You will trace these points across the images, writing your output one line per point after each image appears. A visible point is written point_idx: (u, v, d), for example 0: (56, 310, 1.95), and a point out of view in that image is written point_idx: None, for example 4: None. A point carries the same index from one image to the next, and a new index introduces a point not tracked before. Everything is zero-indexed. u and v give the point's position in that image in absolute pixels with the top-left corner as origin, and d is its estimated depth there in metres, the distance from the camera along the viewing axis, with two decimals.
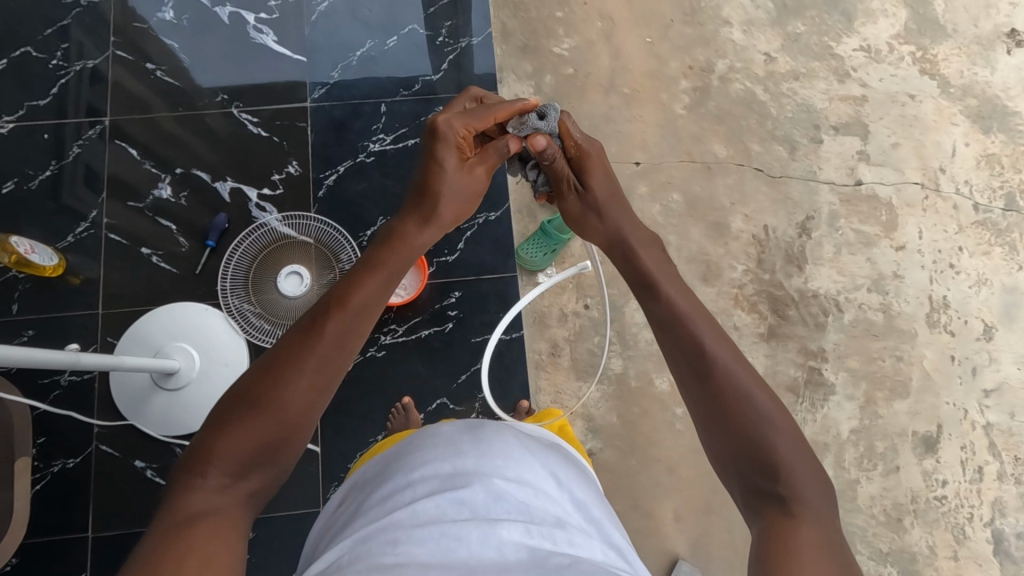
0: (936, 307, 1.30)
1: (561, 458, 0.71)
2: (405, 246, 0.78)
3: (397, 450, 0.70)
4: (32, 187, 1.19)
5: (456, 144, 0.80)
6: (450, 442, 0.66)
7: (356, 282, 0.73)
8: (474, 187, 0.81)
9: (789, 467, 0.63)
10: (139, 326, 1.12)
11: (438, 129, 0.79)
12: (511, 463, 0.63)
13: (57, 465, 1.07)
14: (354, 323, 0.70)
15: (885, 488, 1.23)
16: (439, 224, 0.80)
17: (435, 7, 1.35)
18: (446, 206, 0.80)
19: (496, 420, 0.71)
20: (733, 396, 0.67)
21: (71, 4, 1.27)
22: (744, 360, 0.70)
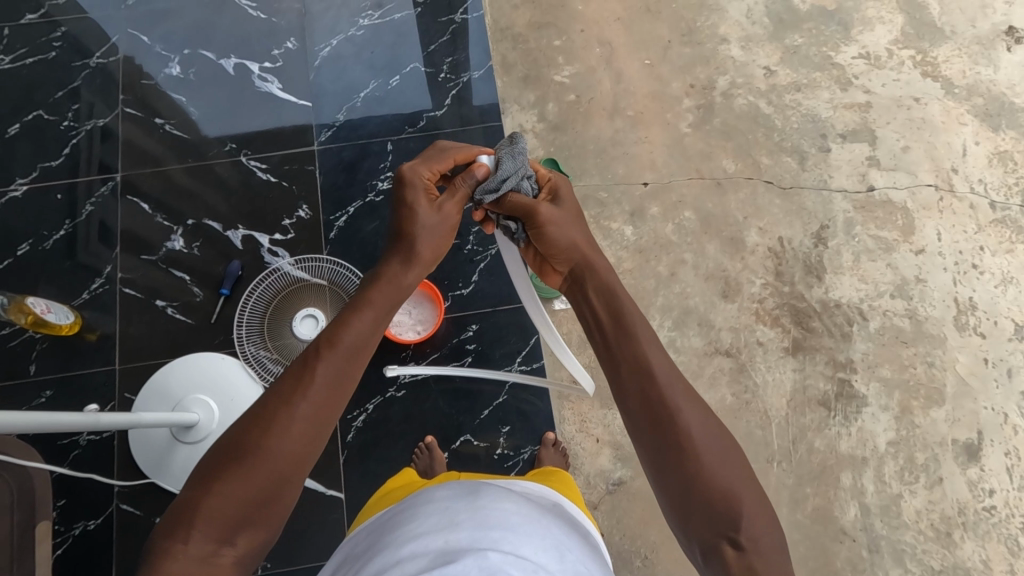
0: (963, 309, 1.27)
1: (562, 522, 0.62)
2: (392, 285, 0.73)
3: (387, 519, 0.62)
4: (47, 247, 1.19)
5: (423, 186, 0.76)
6: (443, 511, 0.57)
7: (345, 318, 0.69)
8: (450, 223, 0.77)
9: (747, 512, 0.61)
10: (156, 380, 1.11)
11: (405, 176, 0.76)
12: (509, 533, 0.53)
13: (78, 528, 1.05)
14: (342, 366, 0.66)
15: (931, 502, 1.18)
16: (424, 259, 0.75)
17: (435, 45, 1.36)
18: (428, 243, 0.75)
19: (493, 488, 0.63)
20: (682, 430, 0.64)
21: (81, 66, 1.30)
22: (697, 399, 0.67)
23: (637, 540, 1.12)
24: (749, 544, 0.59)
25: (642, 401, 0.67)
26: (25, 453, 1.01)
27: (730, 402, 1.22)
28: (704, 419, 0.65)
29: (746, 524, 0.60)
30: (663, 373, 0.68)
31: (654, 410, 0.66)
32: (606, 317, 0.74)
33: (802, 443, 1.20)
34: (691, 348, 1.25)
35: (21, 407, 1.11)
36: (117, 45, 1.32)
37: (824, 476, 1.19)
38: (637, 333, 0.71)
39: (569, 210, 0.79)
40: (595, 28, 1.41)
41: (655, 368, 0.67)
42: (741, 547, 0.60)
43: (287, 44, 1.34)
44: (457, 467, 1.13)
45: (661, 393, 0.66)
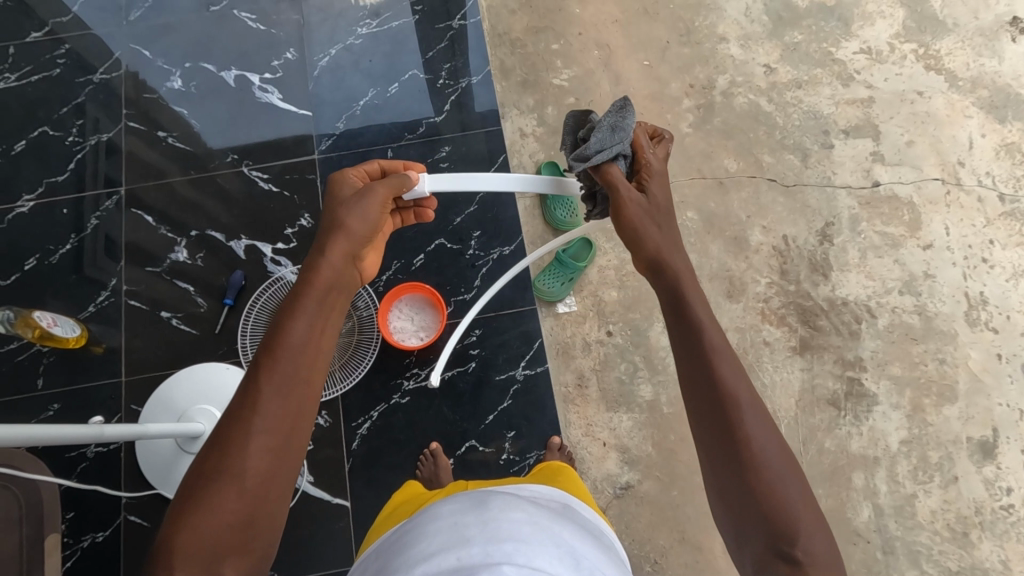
0: (974, 304, 1.25)
1: (575, 525, 0.61)
2: (319, 275, 0.68)
3: (398, 536, 0.61)
4: (53, 262, 1.21)
5: (353, 183, 0.78)
6: (453, 527, 0.56)
7: (283, 319, 0.65)
8: (376, 198, 0.75)
9: (804, 529, 0.59)
10: (161, 391, 1.11)
11: (337, 180, 0.78)
12: (522, 545, 0.52)
13: (86, 540, 1.06)
14: (291, 364, 0.63)
15: (946, 501, 1.15)
16: (356, 236, 0.72)
17: (433, 51, 1.37)
18: (358, 223, 0.72)
19: (501, 494, 0.62)
20: (747, 441, 0.61)
21: (84, 82, 1.31)
22: (768, 416, 0.63)
23: (646, 545, 1.11)
24: (807, 559, 0.58)
25: (707, 405, 0.64)
26: (34, 468, 1.01)
27: None
28: (765, 427, 0.63)
29: (804, 542, 0.59)
30: (735, 381, 0.64)
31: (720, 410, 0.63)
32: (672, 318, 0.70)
33: (812, 444, 1.19)
34: None
35: (28, 421, 1.12)
36: (120, 60, 1.34)
37: (835, 477, 1.17)
38: (710, 335, 0.66)
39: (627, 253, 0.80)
40: (592, 30, 1.41)
41: (727, 378, 0.64)
42: (797, 564, 0.58)
43: (287, 55, 1.35)
44: (462, 473, 1.13)
45: (729, 398, 0.63)
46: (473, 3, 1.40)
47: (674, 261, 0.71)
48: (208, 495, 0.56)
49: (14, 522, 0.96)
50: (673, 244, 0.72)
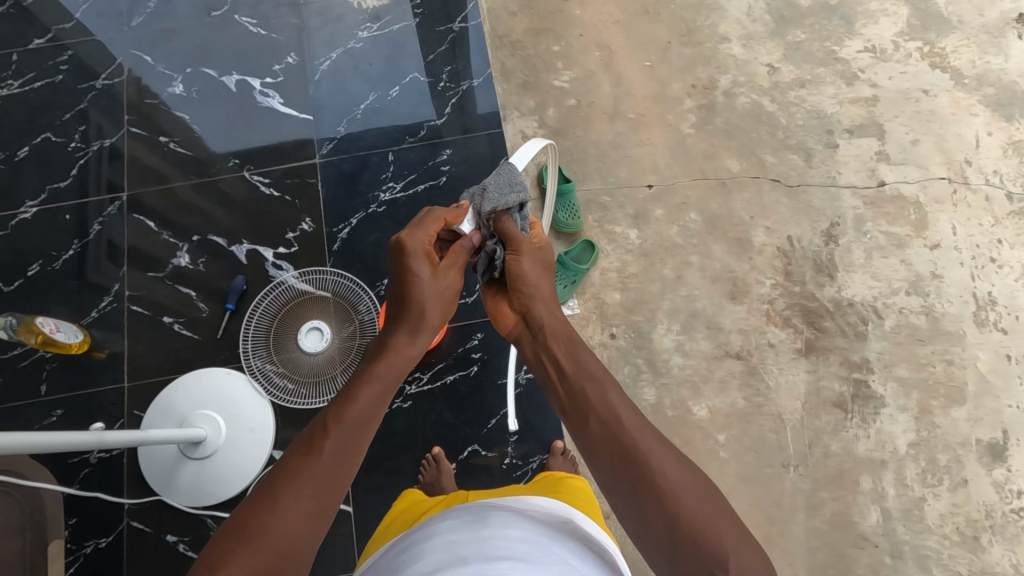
0: (982, 305, 1.23)
1: (573, 543, 0.60)
2: (397, 357, 0.75)
3: (393, 555, 0.61)
4: (56, 267, 1.21)
5: (423, 254, 0.80)
6: (449, 546, 0.55)
7: (352, 393, 0.70)
8: (455, 289, 0.81)
9: (731, 548, 0.57)
10: (163, 397, 1.11)
11: (406, 246, 0.79)
12: (519, 564, 0.52)
13: (89, 546, 1.06)
14: (353, 438, 0.66)
15: (955, 505, 1.14)
16: (429, 328, 0.79)
17: (433, 54, 1.37)
18: (431, 314, 0.79)
19: (498, 510, 0.61)
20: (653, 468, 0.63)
21: (87, 88, 1.32)
22: (668, 443, 0.66)
23: None
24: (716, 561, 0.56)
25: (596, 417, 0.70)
26: (37, 475, 1.02)
27: (742, 406, 1.20)
28: (666, 451, 0.65)
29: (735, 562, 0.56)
30: (628, 415, 0.69)
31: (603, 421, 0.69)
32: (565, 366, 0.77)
33: (818, 447, 1.17)
34: (700, 351, 1.22)
35: (32, 427, 1.12)
36: (122, 66, 1.34)
37: (841, 480, 1.16)
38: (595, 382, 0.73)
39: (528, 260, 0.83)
40: (593, 32, 1.40)
41: (621, 412, 0.69)
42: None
43: (287, 60, 1.35)
44: (465, 477, 1.12)
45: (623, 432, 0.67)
46: (474, 6, 1.39)
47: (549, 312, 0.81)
48: (238, 549, 0.55)
49: (16, 529, 0.96)
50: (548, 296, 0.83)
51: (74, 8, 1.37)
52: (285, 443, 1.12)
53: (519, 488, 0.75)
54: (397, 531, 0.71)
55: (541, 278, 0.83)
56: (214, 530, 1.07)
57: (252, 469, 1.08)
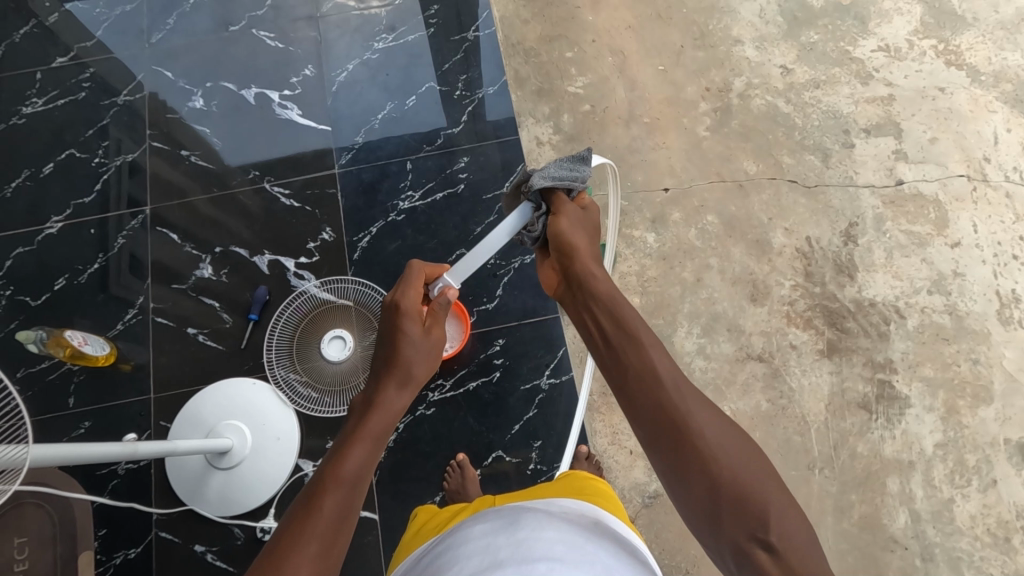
0: (1007, 303, 1.22)
1: (608, 543, 0.60)
2: (386, 411, 0.74)
3: (428, 560, 0.61)
4: (81, 281, 1.23)
5: (415, 313, 0.81)
6: (485, 550, 0.55)
7: (343, 450, 0.68)
8: (437, 347, 0.81)
9: (773, 507, 0.58)
10: (190, 407, 1.12)
11: (400, 305, 0.80)
12: (557, 564, 0.51)
13: (119, 556, 1.07)
14: (350, 492, 0.64)
15: (985, 506, 1.12)
16: (416, 385, 0.78)
17: (448, 63, 1.38)
18: (421, 368, 0.78)
19: (531, 511, 0.61)
20: (693, 430, 0.64)
21: (109, 105, 1.34)
22: (710, 405, 0.66)
23: (676, 555, 1.09)
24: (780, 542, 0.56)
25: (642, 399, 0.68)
26: (66, 485, 1.03)
27: (765, 408, 1.19)
28: (706, 409, 0.66)
29: (776, 521, 0.57)
30: (669, 375, 0.69)
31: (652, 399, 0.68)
32: (610, 325, 0.76)
33: (844, 449, 1.16)
34: (721, 354, 1.22)
35: (60, 440, 1.13)
36: (142, 83, 1.36)
37: (869, 482, 1.14)
38: (643, 337, 0.73)
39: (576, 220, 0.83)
40: (606, 37, 1.41)
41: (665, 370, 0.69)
42: (774, 548, 0.56)
43: (305, 72, 1.37)
44: (489, 484, 1.12)
45: (668, 395, 0.67)
46: (487, 15, 1.41)
47: (596, 272, 0.79)
48: None
49: (48, 540, 0.98)
50: (592, 256, 0.81)
51: (95, 27, 1.40)
52: (310, 451, 1.13)
53: (548, 489, 0.74)
54: (426, 538, 0.72)
55: (587, 240, 0.82)
56: (242, 540, 1.08)
57: (278, 479, 1.09)
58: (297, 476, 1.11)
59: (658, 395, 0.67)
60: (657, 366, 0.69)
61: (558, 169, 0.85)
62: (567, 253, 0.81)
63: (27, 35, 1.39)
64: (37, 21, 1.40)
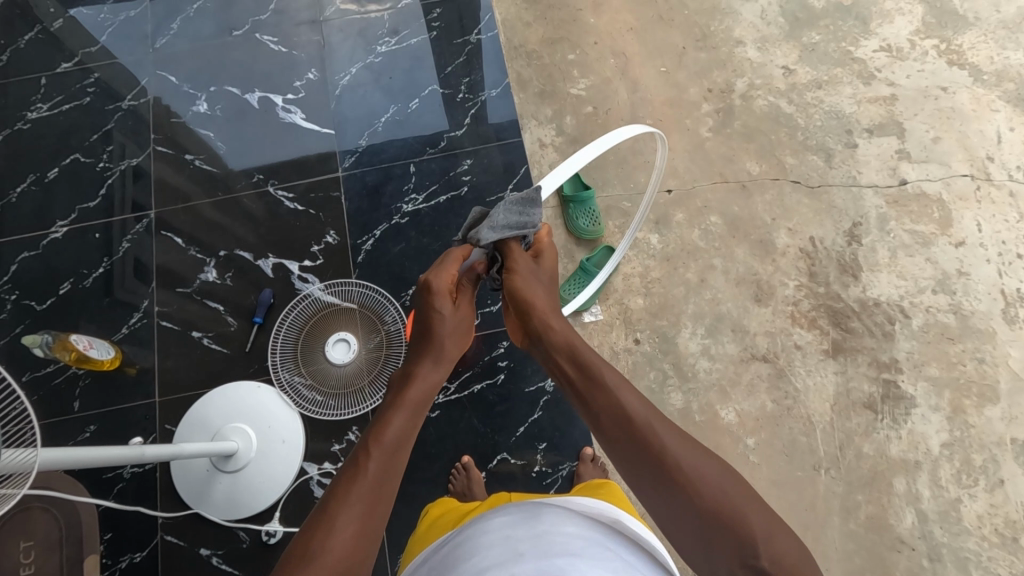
0: (1011, 302, 1.22)
1: (625, 541, 0.60)
2: (423, 382, 0.79)
3: (447, 549, 0.61)
4: (86, 285, 1.23)
5: (446, 293, 0.84)
6: (506, 541, 0.55)
7: (385, 416, 0.73)
8: (465, 322, 0.87)
9: (760, 529, 0.58)
10: (195, 410, 1.13)
11: (430, 285, 0.84)
12: (576, 559, 0.51)
13: (125, 560, 1.06)
14: (392, 456, 0.69)
15: (992, 506, 1.12)
16: (447, 362, 0.84)
17: (451, 66, 1.38)
18: (450, 345, 0.84)
19: (550, 507, 0.61)
20: (672, 465, 0.65)
21: (114, 110, 1.35)
22: (685, 437, 0.68)
23: None
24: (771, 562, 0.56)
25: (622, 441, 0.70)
26: (72, 489, 1.03)
27: (770, 409, 1.19)
28: (681, 441, 0.67)
29: (765, 544, 0.57)
30: (639, 411, 0.71)
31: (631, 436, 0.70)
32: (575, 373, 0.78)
33: (850, 449, 1.16)
34: (726, 355, 1.22)
35: (66, 444, 1.13)
36: (147, 87, 1.37)
37: (875, 482, 1.14)
38: (608, 379, 0.75)
39: (541, 274, 0.87)
40: (608, 39, 1.41)
41: (631, 406, 0.71)
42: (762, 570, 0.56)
43: (308, 75, 1.38)
44: (495, 486, 1.12)
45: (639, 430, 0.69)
46: (489, 18, 1.41)
47: (553, 322, 0.82)
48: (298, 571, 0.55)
49: (54, 543, 0.98)
50: (551, 308, 0.84)
51: (100, 33, 1.41)
52: (315, 454, 1.13)
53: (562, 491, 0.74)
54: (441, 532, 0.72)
55: (545, 294, 0.85)
56: (248, 543, 1.08)
57: (284, 481, 1.09)
58: (302, 479, 1.11)
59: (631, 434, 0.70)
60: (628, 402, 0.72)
61: (508, 214, 0.84)
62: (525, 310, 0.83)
63: (31, 41, 1.40)
64: (42, 27, 1.41)
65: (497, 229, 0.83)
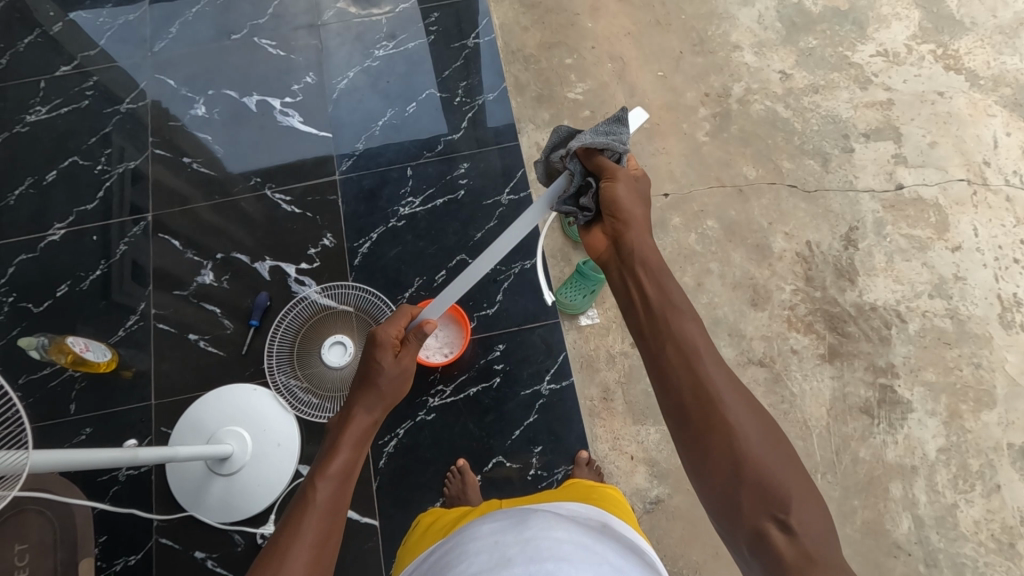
0: (1008, 306, 1.22)
1: (614, 544, 0.60)
2: (362, 420, 0.76)
3: (438, 557, 0.61)
4: (83, 288, 1.23)
5: (389, 345, 0.80)
6: (494, 548, 0.55)
7: (328, 453, 0.72)
8: (411, 372, 0.81)
9: (796, 497, 0.59)
10: (191, 412, 1.13)
11: (375, 337, 0.80)
12: (564, 564, 0.51)
13: (120, 563, 1.07)
14: (340, 490, 0.69)
15: (989, 511, 1.11)
16: (387, 404, 0.79)
17: (449, 70, 1.39)
18: (392, 387, 0.78)
19: (539, 511, 0.61)
20: (724, 412, 0.64)
21: (112, 113, 1.35)
22: (743, 387, 0.66)
23: (679, 561, 1.08)
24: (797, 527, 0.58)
25: (677, 380, 0.67)
26: (69, 492, 1.04)
27: (767, 413, 1.19)
28: (737, 392, 0.65)
29: (795, 508, 0.58)
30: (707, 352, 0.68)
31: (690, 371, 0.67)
32: (653, 296, 0.72)
33: (846, 453, 1.16)
34: (723, 359, 1.22)
35: (62, 446, 1.13)
36: (145, 90, 1.37)
37: (872, 487, 1.14)
38: (676, 311, 0.71)
39: (641, 190, 0.77)
40: (606, 44, 1.42)
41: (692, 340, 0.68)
42: (790, 529, 0.58)
43: (306, 79, 1.38)
44: (489, 490, 1.12)
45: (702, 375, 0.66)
46: (486, 22, 1.42)
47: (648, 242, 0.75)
48: None
49: (48, 547, 0.98)
50: (643, 222, 0.76)
51: (99, 36, 1.41)
52: (310, 457, 1.13)
53: (551, 494, 0.74)
54: (433, 540, 0.72)
55: (641, 208, 0.76)
56: (243, 546, 1.07)
57: (279, 484, 1.09)
58: (297, 482, 1.11)
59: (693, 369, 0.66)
60: (693, 339, 0.68)
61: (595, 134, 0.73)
62: (621, 220, 0.75)
63: (31, 44, 1.41)
64: (41, 30, 1.42)
65: (586, 144, 0.73)
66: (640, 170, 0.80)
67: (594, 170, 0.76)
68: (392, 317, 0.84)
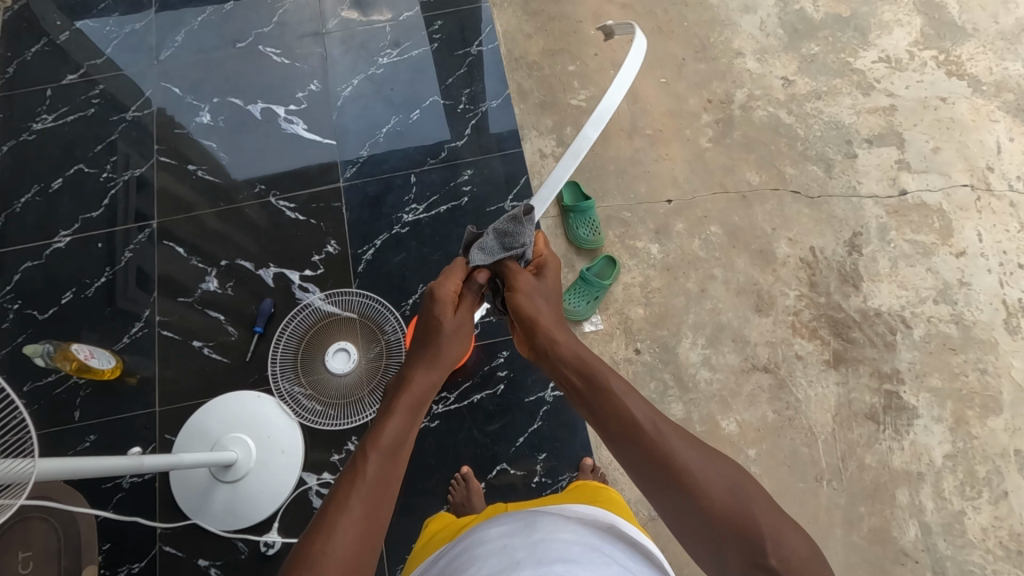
0: (1013, 312, 1.21)
1: (623, 546, 0.59)
2: (415, 388, 0.77)
3: (445, 561, 0.61)
4: (88, 295, 1.23)
5: (449, 302, 0.83)
6: (502, 550, 0.55)
7: (384, 417, 0.73)
8: (467, 328, 0.85)
9: (771, 531, 0.58)
10: (196, 419, 1.13)
11: (433, 293, 0.83)
12: (573, 565, 0.51)
13: (123, 571, 1.06)
14: (394, 457, 0.70)
15: (997, 518, 1.11)
16: (443, 366, 0.81)
17: (452, 78, 1.40)
18: (449, 349, 0.82)
19: (547, 514, 0.61)
20: (679, 465, 0.64)
21: (118, 120, 1.36)
22: (689, 436, 0.68)
23: (684, 569, 1.07)
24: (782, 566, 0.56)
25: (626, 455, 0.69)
26: (73, 500, 1.02)
27: (772, 419, 1.18)
28: (688, 447, 0.66)
29: (774, 544, 0.57)
30: (643, 414, 0.70)
31: (639, 452, 0.67)
32: (580, 380, 0.76)
33: (852, 460, 1.15)
34: (727, 365, 1.21)
35: (66, 453, 1.13)
36: (151, 99, 1.38)
37: (878, 494, 1.13)
38: (612, 385, 0.74)
39: (551, 287, 0.86)
40: (608, 51, 1.42)
41: (635, 412, 0.70)
42: (775, 567, 0.56)
43: (310, 87, 1.39)
44: (493, 497, 1.11)
45: (645, 436, 0.68)
46: (489, 30, 1.43)
47: (560, 337, 0.80)
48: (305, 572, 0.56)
49: (53, 555, 0.98)
50: (554, 320, 0.82)
51: (105, 45, 1.42)
52: (315, 464, 1.13)
53: (559, 497, 0.74)
54: (438, 546, 0.72)
55: (549, 310, 0.83)
56: (247, 554, 1.07)
57: (283, 491, 1.09)
58: (301, 489, 1.11)
59: (631, 439, 0.68)
60: (631, 410, 0.70)
61: (487, 246, 0.83)
62: (529, 324, 0.81)
63: (37, 53, 1.42)
64: (48, 39, 1.43)
65: (488, 254, 0.82)
66: (546, 251, 0.89)
67: (500, 272, 0.85)
68: (450, 267, 0.85)
